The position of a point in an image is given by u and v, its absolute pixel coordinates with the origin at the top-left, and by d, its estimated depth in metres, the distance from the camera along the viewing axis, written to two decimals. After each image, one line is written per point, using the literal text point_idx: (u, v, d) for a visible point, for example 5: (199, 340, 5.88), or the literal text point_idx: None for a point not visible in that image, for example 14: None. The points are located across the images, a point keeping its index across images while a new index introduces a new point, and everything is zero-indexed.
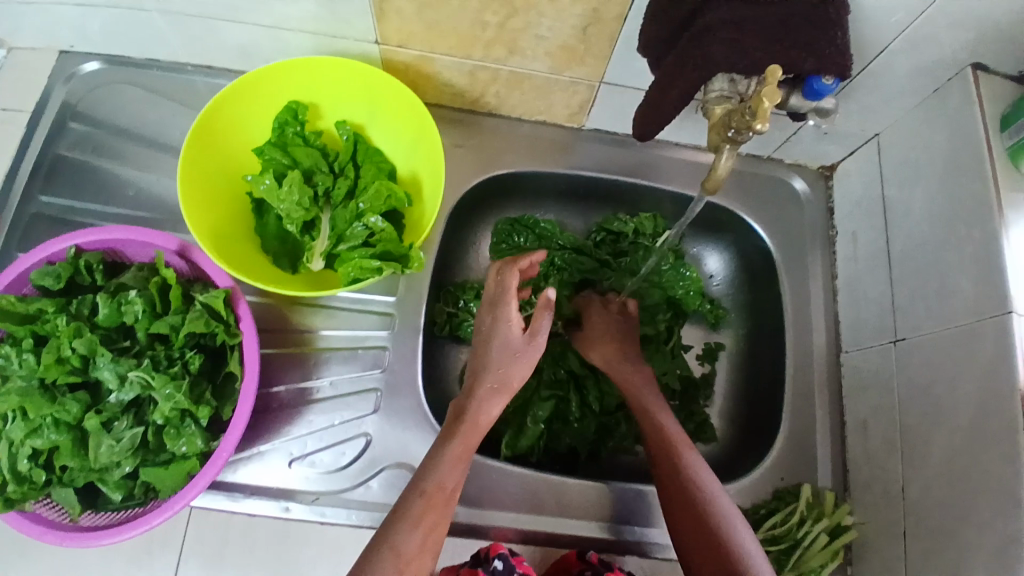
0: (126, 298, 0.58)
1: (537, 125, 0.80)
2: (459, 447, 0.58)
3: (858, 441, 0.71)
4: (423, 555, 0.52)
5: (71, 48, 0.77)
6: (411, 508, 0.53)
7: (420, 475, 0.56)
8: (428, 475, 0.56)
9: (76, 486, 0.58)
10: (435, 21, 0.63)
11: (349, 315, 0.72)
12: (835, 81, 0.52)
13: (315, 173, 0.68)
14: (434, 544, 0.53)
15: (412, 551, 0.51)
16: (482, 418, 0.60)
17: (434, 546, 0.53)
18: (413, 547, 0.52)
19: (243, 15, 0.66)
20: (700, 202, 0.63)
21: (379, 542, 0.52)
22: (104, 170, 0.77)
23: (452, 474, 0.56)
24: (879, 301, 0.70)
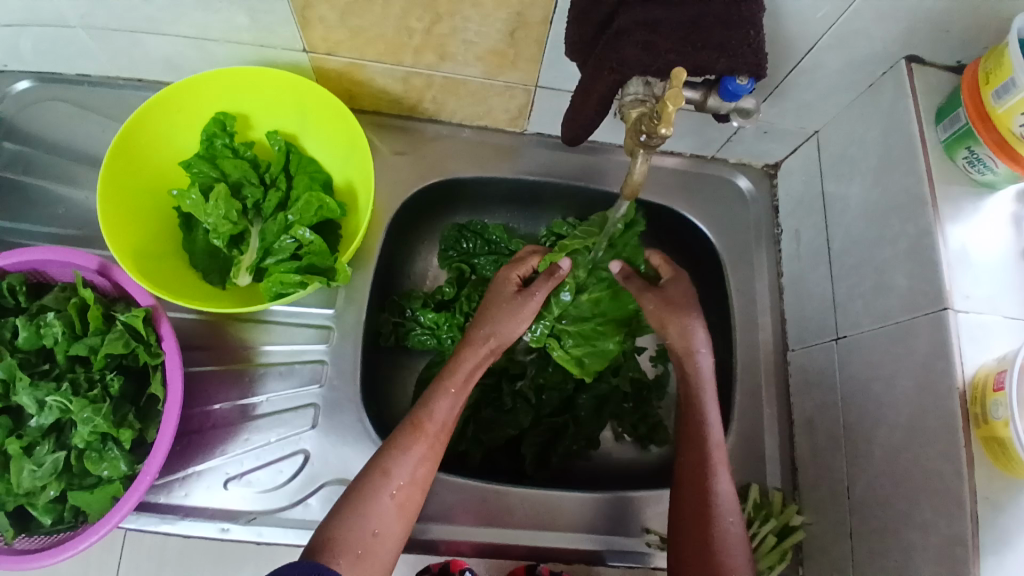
0: (45, 320, 0.56)
1: (478, 129, 0.79)
2: (451, 382, 0.62)
3: (805, 440, 0.71)
4: (413, 485, 0.56)
5: (4, 67, 0.74)
6: (401, 438, 0.58)
7: (418, 408, 0.60)
8: (425, 408, 0.60)
9: (8, 509, 0.56)
10: (360, 28, 0.62)
11: (286, 329, 0.70)
12: (750, 82, 0.52)
13: (243, 185, 0.67)
14: (424, 475, 0.58)
15: (402, 480, 0.56)
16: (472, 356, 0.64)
17: (425, 476, 0.58)
18: (405, 476, 0.56)
19: (166, 26, 0.64)
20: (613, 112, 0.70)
21: (371, 469, 0.56)
22: (38, 188, 0.76)
23: (441, 406, 0.60)
24: (821, 298, 0.70)
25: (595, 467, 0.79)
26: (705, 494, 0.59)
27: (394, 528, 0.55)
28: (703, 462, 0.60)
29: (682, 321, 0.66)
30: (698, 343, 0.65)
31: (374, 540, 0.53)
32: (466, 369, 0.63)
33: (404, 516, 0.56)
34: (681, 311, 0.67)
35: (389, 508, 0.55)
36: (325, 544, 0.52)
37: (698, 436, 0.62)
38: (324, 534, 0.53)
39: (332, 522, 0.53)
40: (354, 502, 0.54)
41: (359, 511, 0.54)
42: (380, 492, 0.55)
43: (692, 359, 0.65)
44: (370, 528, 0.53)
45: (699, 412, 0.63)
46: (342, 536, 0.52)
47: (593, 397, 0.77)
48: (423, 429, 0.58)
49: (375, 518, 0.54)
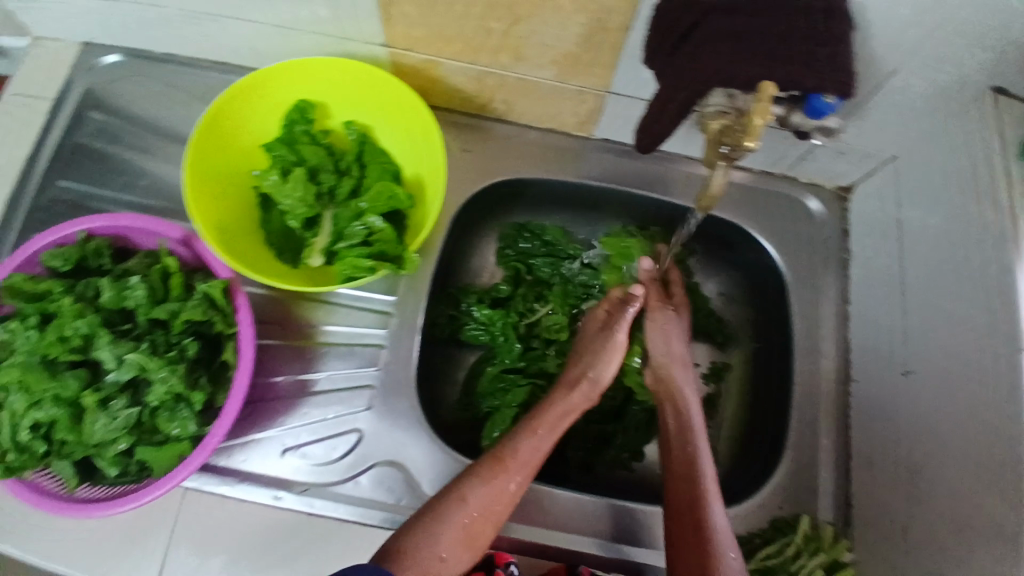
0: (128, 283, 0.59)
1: (545, 131, 0.80)
2: (540, 425, 0.63)
3: (863, 474, 0.69)
4: (485, 519, 0.58)
5: (94, 40, 0.79)
6: (484, 469, 0.59)
7: (504, 444, 0.62)
8: (512, 446, 0.62)
9: (73, 460, 0.60)
10: (440, 27, 0.64)
11: (349, 312, 0.74)
12: (836, 100, 0.51)
13: (320, 171, 0.69)
14: (498, 512, 0.58)
15: (477, 511, 0.57)
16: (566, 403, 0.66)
17: (499, 512, 0.58)
18: (479, 508, 0.57)
19: (254, 13, 0.67)
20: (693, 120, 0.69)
21: (450, 492, 0.58)
22: (124, 159, 0.79)
23: (530, 447, 0.61)
24: (890, 329, 0.68)
25: (640, 480, 0.78)
26: (701, 527, 0.57)
27: (461, 557, 0.56)
28: (696, 495, 0.58)
29: (680, 354, 0.69)
30: (688, 380, 0.68)
31: (440, 564, 0.55)
32: (552, 412, 0.65)
33: (472, 547, 0.57)
34: (675, 338, 0.69)
35: (461, 534, 0.56)
36: (395, 553, 0.54)
37: (689, 472, 0.60)
38: (393, 544, 0.55)
39: (403, 535, 0.55)
40: (428, 520, 0.56)
41: (431, 531, 0.55)
42: (455, 518, 0.56)
43: (676, 385, 0.67)
44: (438, 551, 0.55)
45: (693, 450, 0.62)
46: (413, 550, 0.54)
47: (644, 408, 0.77)
48: (505, 466, 0.60)
49: (444, 543, 0.55)
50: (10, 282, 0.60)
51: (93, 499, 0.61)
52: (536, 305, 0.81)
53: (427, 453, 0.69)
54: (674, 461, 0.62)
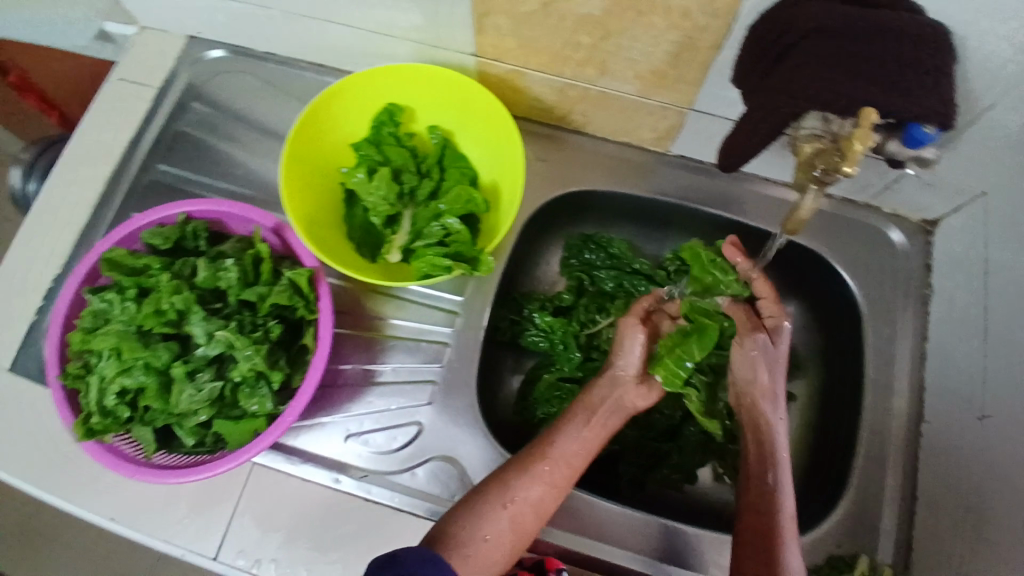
0: (223, 265, 0.63)
1: (621, 145, 0.81)
2: (574, 416, 0.64)
3: (928, 517, 0.66)
4: (527, 505, 0.58)
5: (201, 35, 0.85)
6: (525, 458, 0.60)
7: (545, 438, 0.62)
8: (551, 437, 0.62)
9: (154, 427, 0.63)
10: (531, 39, 0.65)
11: (418, 308, 0.76)
12: (936, 131, 0.51)
13: (403, 171, 0.72)
14: (542, 503, 0.59)
15: (518, 495, 0.58)
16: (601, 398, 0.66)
17: (541, 498, 0.58)
18: (519, 493, 0.58)
19: (353, 18, 0.71)
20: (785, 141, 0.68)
21: (492, 479, 0.59)
22: (219, 148, 0.84)
23: (566, 437, 0.62)
24: (969, 370, 0.66)
25: (692, 501, 0.78)
26: (772, 564, 0.56)
27: (503, 540, 0.56)
28: (771, 532, 0.58)
29: (768, 384, 0.66)
30: (778, 415, 0.66)
31: (484, 545, 0.55)
32: (587, 405, 0.65)
33: (517, 534, 0.57)
34: (763, 368, 0.67)
35: (504, 521, 0.57)
36: (441, 537, 0.55)
37: (767, 507, 0.60)
38: (440, 529, 0.56)
39: (450, 521, 0.56)
40: (471, 505, 0.57)
41: (473, 515, 0.56)
42: (496, 502, 0.57)
43: (761, 411, 0.66)
44: (482, 534, 0.55)
45: (772, 483, 0.61)
46: (457, 534, 0.55)
47: (701, 431, 0.76)
48: (544, 455, 0.60)
49: (486, 525, 0.56)
50: (111, 256, 0.65)
51: (169, 466, 0.63)
52: (597, 317, 0.81)
53: (483, 452, 0.70)
54: (751, 494, 0.62)
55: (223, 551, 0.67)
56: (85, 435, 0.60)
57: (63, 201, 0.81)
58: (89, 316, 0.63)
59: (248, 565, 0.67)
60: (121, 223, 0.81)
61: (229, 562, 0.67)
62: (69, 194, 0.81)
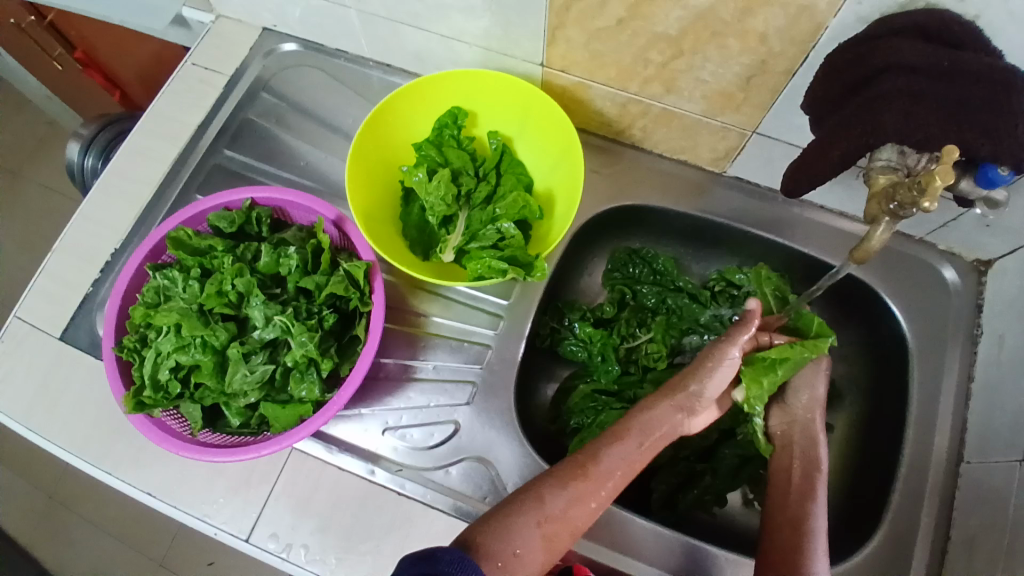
0: (285, 252, 0.65)
1: (677, 163, 0.81)
2: (620, 435, 0.62)
3: (961, 559, 0.65)
4: (563, 521, 0.57)
5: (275, 28, 0.88)
6: (564, 472, 0.59)
7: (590, 453, 0.61)
8: (592, 452, 0.61)
9: (202, 405, 0.65)
10: (599, 51, 0.66)
11: (462, 309, 0.77)
12: (1011, 173, 0.50)
13: (461, 174, 0.74)
14: (576, 518, 0.58)
15: (555, 511, 0.57)
16: (654, 420, 0.64)
17: (578, 516, 0.58)
18: (557, 509, 0.57)
19: (427, 22, 0.72)
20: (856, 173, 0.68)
21: (528, 490, 0.58)
22: (281, 138, 0.86)
23: (611, 457, 0.61)
24: (1016, 414, 0.64)
25: (720, 524, 0.77)
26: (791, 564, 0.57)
27: (536, 554, 0.56)
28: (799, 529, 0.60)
29: (821, 399, 0.67)
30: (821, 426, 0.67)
31: (514, 559, 0.54)
32: (641, 420, 0.64)
33: (547, 548, 0.56)
34: (821, 380, 0.67)
35: (536, 533, 0.56)
36: (472, 544, 0.54)
37: (798, 510, 0.61)
38: (471, 536, 0.55)
39: (480, 528, 0.55)
40: (505, 516, 0.56)
41: (506, 526, 0.55)
42: (530, 514, 0.56)
43: (808, 433, 0.66)
44: (513, 546, 0.54)
45: (810, 489, 0.62)
46: (489, 543, 0.54)
47: (738, 454, 0.75)
48: (586, 472, 0.59)
49: (519, 539, 0.55)
50: (178, 234, 0.67)
51: (211, 444, 0.64)
52: (637, 331, 0.81)
53: (517, 457, 0.70)
54: (788, 505, 0.62)
55: (255, 534, 0.69)
56: (134, 407, 0.62)
57: (131, 177, 0.84)
58: (150, 292, 0.66)
59: (279, 549, 0.68)
60: (182, 203, 0.83)
61: (261, 545, 0.68)
62: (137, 173, 0.84)
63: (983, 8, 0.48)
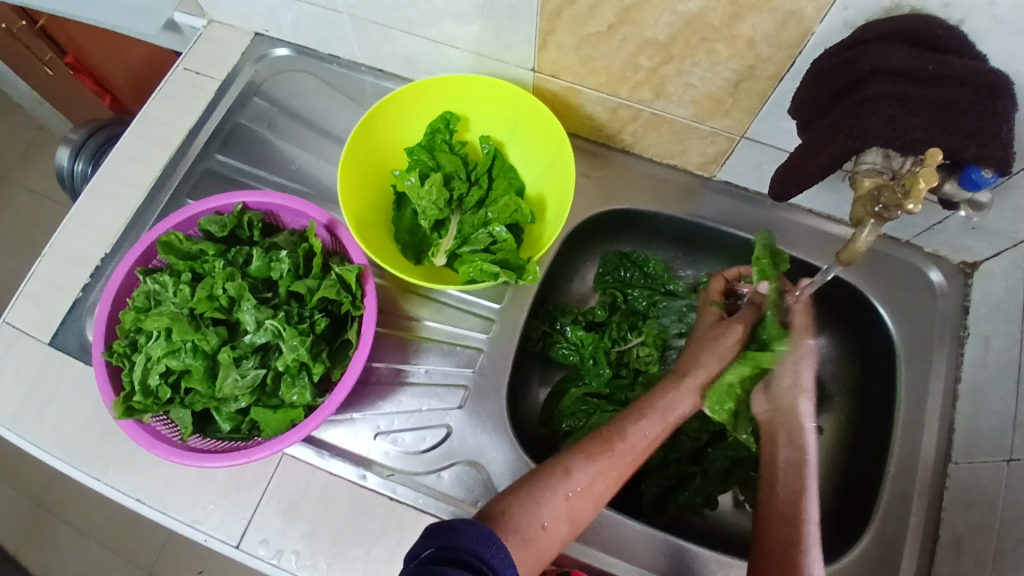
0: (277, 256, 0.66)
1: (667, 168, 0.82)
2: (644, 409, 0.67)
3: (950, 559, 0.65)
4: (588, 494, 0.61)
5: (267, 33, 0.89)
6: (591, 447, 0.63)
7: (614, 427, 0.66)
8: (618, 428, 0.66)
9: (192, 410, 0.64)
10: (590, 57, 0.67)
11: (453, 313, 0.77)
12: (994, 176, 0.51)
13: (453, 178, 0.74)
14: (601, 490, 0.62)
15: (580, 485, 0.61)
16: (671, 393, 0.69)
17: (602, 489, 0.62)
18: (582, 483, 0.61)
19: (419, 28, 0.73)
20: (842, 176, 0.69)
21: (553, 465, 0.62)
22: (272, 142, 0.86)
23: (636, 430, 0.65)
24: (1003, 415, 0.65)
25: (711, 526, 0.77)
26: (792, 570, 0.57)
27: (562, 527, 0.59)
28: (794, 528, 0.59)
29: (805, 386, 0.65)
30: (807, 415, 0.65)
31: (542, 532, 0.58)
32: (664, 400, 0.68)
33: (571, 521, 0.59)
34: (806, 368, 0.66)
35: (561, 507, 0.59)
36: (500, 518, 0.57)
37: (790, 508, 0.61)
38: (497, 510, 0.58)
39: (508, 502, 0.58)
40: (532, 491, 0.59)
41: (535, 501, 0.58)
42: (558, 489, 0.59)
43: (790, 420, 0.65)
44: (541, 520, 0.58)
45: (798, 483, 0.62)
46: (517, 517, 0.57)
47: (726, 456, 0.76)
48: (613, 447, 0.64)
49: (547, 513, 0.58)
50: (168, 238, 0.66)
51: (199, 449, 0.64)
52: (629, 334, 0.81)
53: (508, 461, 0.71)
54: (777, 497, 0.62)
55: (246, 540, 0.68)
56: (124, 412, 0.61)
57: (121, 181, 0.84)
58: (141, 296, 0.65)
59: (270, 555, 0.67)
60: (173, 207, 0.83)
61: (251, 551, 0.68)
62: (128, 177, 0.84)
63: (967, 14, 0.49)
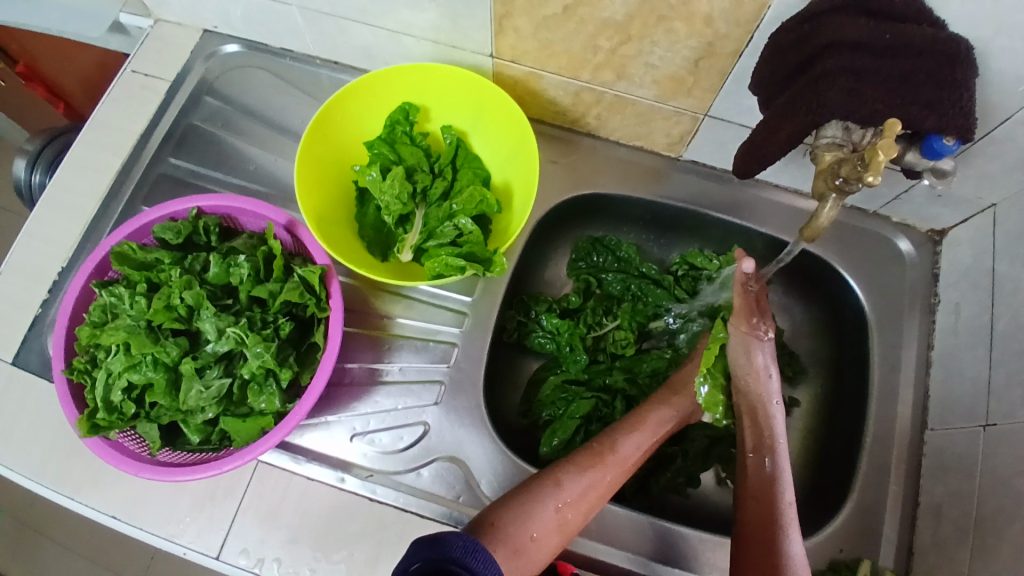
0: (235, 261, 0.64)
1: (633, 149, 0.81)
2: (635, 422, 0.68)
3: (929, 524, 0.66)
4: (578, 505, 0.61)
5: (216, 29, 0.86)
6: (583, 460, 0.64)
7: (606, 440, 0.66)
8: (610, 440, 0.66)
9: (159, 424, 0.62)
10: (549, 41, 0.65)
11: (425, 308, 0.76)
12: (955, 144, 0.52)
13: (416, 171, 0.73)
14: (591, 501, 0.62)
15: (571, 496, 0.61)
16: (658, 411, 0.69)
17: (593, 499, 0.62)
18: (573, 494, 0.61)
19: (373, 18, 0.71)
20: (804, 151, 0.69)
21: (547, 475, 0.62)
22: (229, 142, 0.84)
23: (627, 442, 0.66)
24: (975, 380, 0.65)
25: (693, 504, 0.78)
26: (773, 551, 0.57)
27: (551, 538, 0.59)
28: (771, 521, 0.59)
29: (763, 367, 0.66)
30: (772, 395, 0.66)
31: (532, 543, 0.58)
32: (658, 414, 0.68)
33: (561, 532, 0.60)
34: (758, 351, 0.66)
35: (551, 518, 0.59)
36: (490, 528, 0.57)
37: (766, 496, 0.61)
38: (488, 518, 0.58)
39: (499, 511, 0.58)
40: (526, 500, 0.59)
41: (526, 512, 0.58)
42: (549, 500, 0.60)
43: (766, 408, 0.65)
44: (531, 531, 0.58)
45: (770, 470, 0.63)
46: (507, 528, 0.57)
47: (707, 435, 0.76)
48: (604, 459, 0.64)
49: (537, 524, 0.58)
50: (121, 249, 0.64)
51: (171, 464, 0.62)
52: (604, 319, 0.80)
53: (489, 453, 0.70)
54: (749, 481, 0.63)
55: (225, 551, 0.67)
56: (88, 430, 0.59)
57: (74, 190, 0.81)
58: (97, 310, 0.63)
59: (251, 565, 0.66)
60: (129, 214, 0.80)
61: (231, 561, 0.66)
62: (80, 184, 0.81)
63: None
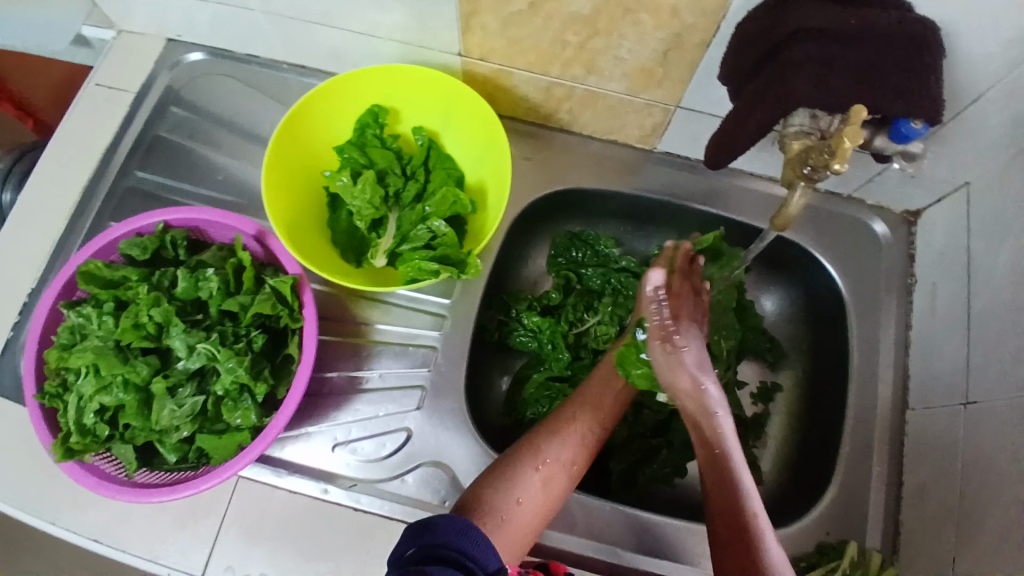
0: (204, 275, 0.62)
1: (607, 143, 0.80)
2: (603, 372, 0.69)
3: (913, 504, 0.66)
4: (559, 465, 0.61)
5: (179, 37, 0.84)
6: (558, 421, 0.64)
7: (577, 396, 0.67)
8: (581, 396, 0.67)
9: (134, 445, 0.61)
10: (517, 37, 0.64)
11: (402, 313, 0.75)
12: (924, 127, 0.52)
13: (388, 174, 0.72)
14: (570, 461, 0.62)
15: (550, 458, 0.61)
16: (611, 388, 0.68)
17: (573, 456, 0.62)
18: (552, 455, 0.61)
19: (338, 20, 0.69)
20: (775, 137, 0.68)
21: (523, 444, 0.62)
22: (197, 153, 0.82)
23: (599, 392, 0.67)
24: (953, 360, 0.65)
25: (680, 495, 0.78)
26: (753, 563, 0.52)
27: (536, 502, 0.58)
28: (744, 530, 0.53)
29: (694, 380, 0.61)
30: (714, 403, 0.60)
31: (518, 507, 0.57)
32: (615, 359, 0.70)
33: (545, 496, 0.59)
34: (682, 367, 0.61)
35: (534, 482, 0.59)
36: (472, 504, 0.56)
37: (734, 505, 0.55)
38: (468, 498, 0.57)
39: (481, 485, 0.58)
40: (504, 471, 0.59)
41: (507, 480, 0.58)
42: (528, 465, 0.60)
43: (710, 419, 0.60)
44: (515, 497, 0.57)
45: (732, 480, 0.56)
46: (489, 500, 0.57)
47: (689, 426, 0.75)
48: (577, 417, 0.65)
49: (521, 489, 0.58)
50: (87, 267, 0.63)
51: (148, 485, 0.61)
52: (586, 315, 0.80)
53: (473, 456, 0.69)
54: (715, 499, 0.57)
55: (210, 569, 0.66)
56: (62, 455, 0.58)
57: (39, 208, 0.79)
58: (65, 332, 0.61)
59: None
60: (97, 231, 0.79)
61: None
62: (45, 202, 0.79)
63: None
